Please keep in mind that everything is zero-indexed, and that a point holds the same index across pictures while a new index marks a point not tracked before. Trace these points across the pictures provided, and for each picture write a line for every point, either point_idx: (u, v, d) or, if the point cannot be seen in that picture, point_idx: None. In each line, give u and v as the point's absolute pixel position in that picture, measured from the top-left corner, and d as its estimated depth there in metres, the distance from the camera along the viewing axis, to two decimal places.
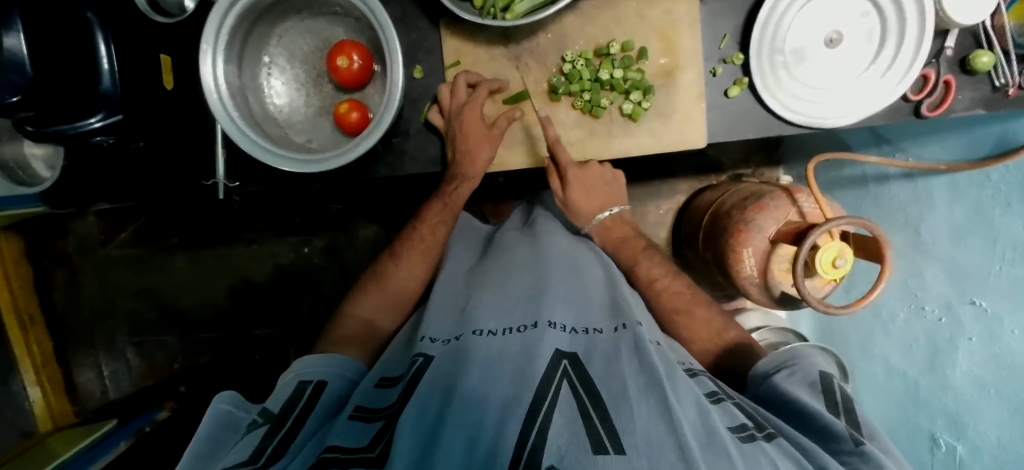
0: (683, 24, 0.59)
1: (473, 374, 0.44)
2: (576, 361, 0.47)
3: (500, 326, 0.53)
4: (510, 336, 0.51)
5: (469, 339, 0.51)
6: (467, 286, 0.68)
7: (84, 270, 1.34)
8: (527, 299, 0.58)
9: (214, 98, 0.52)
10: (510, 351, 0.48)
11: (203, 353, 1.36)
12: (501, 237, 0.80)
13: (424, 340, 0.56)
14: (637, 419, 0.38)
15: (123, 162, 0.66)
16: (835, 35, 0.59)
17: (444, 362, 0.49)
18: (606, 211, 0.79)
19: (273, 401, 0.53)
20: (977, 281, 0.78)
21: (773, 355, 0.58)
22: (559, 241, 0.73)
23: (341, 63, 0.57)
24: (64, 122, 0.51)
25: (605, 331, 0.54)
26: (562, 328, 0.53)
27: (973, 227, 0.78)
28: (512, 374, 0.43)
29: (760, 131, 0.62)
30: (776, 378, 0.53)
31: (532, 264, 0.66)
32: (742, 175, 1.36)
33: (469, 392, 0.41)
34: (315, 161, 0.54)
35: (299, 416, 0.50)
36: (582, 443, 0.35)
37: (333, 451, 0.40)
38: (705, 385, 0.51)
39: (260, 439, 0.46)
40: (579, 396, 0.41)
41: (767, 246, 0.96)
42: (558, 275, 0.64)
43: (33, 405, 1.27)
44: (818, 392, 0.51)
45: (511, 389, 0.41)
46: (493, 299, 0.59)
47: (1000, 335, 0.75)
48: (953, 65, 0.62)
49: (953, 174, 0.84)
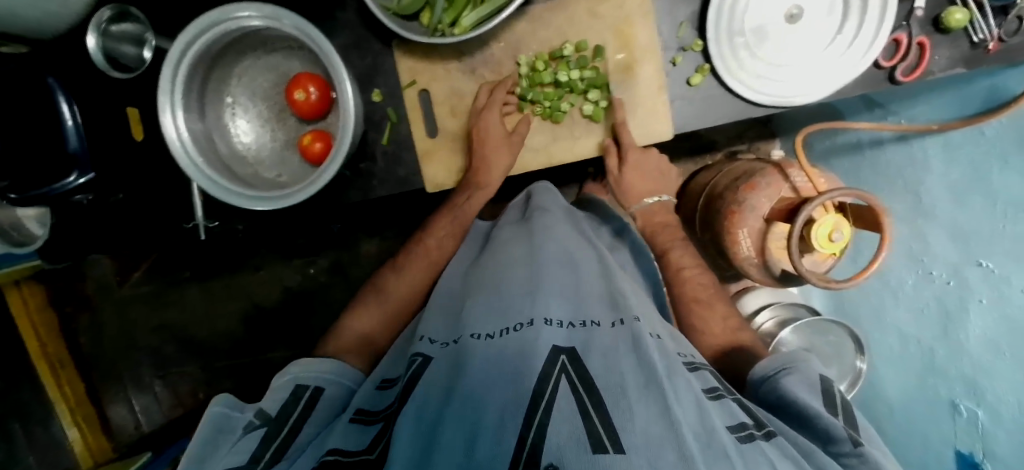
0: (636, 16, 0.58)
1: (472, 372, 0.43)
2: (575, 356, 0.44)
3: (498, 325, 0.51)
4: (507, 337, 0.48)
5: (467, 341, 0.49)
6: (464, 286, 0.65)
7: (104, 311, 1.38)
8: (521, 294, 0.55)
9: (176, 145, 0.53)
10: (509, 349, 0.46)
11: (226, 379, 1.38)
12: (498, 234, 0.76)
13: (423, 340, 0.55)
14: (635, 417, 0.36)
15: (107, 214, 0.68)
16: (795, 10, 0.57)
17: (443, 366, 0.48)
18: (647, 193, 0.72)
19: (269, 402, 0.53)
20: (983, 241, 0.74)
21: (774, 356, 0.56)
22: (554, 233, 0.70)
23: (298, 96, 0.58)
24: (42, 185, 0.52)
25: (602, 324, 0.52)
26: (560, 324, 0.50)
27: (974, 186, 0.75)
28: (510, 373, 0.42)
29: (728, 116, 0.60)
30: (778, 379, 0.51)
31: (526, 259, 0.63)
32: (737, 151, 1.33)
33: (468, 391, 0.40)
34: (280, 197, 0.55)
35: (295, 422, 0.51)
36: (581, 441, 0.33)
37: (334, 454, 0.41)
38: (705, 381, 0.49)
39: (257, 443, 0.46)
40: (577, 390, 0.39)
41: (762, 226, 0.94)
42: (553, 270, 0.61)
43: (72, 444, 1.30)
44: (817, 391, 0.50)
45: (510, 390, 0.40)
46: (489, 296, 0.57)
47: (1008, 293, 0.71)
48: (926, 26, 0.60)
49: (948, 132, 0.80)
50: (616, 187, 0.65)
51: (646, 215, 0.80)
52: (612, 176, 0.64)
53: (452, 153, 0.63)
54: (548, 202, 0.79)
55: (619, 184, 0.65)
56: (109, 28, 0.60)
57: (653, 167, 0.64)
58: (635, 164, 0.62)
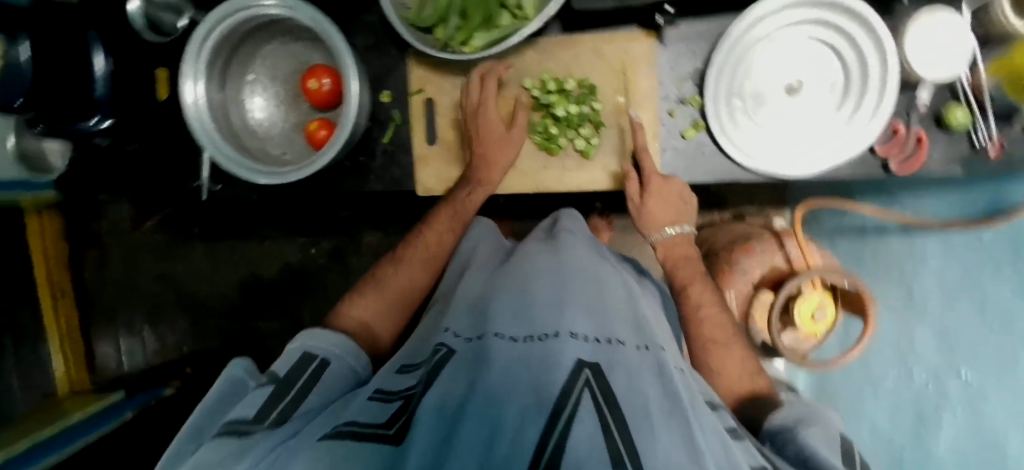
0: (640, 63, 0.60)
1: (495, 371, 0.35)
2: (600, 371, 0.36)
3: (524, 330, 0.42)
4: (531, 345, 0.39)
5: (489, 341, 0.41)
6: (489, 279, 0.56)
7: (113, 252, 1.42)
8: (547, 301, 0.46)
9: (190, 110, 0.58)
10: (533, 357, 0.37)
11: (213, 338, 1.42)
12: (523, 249, 0.62)
13: (447, 332, 0.48)
14: (657, 440, 0.31)
15: (115, 163, 0.72)
16: (794, 84, 0.59)
17: (461, 361, 0.40)
18: (674, 227, 0.62)
19: (280, 365, 0.48)
20: (968, 349, 0.72)
21: (791, 408, 0.46)
22: (582, 253, 0.60)
23: (312, 84, 0.62)
24: (66, 122, 0.59)
25: (627, 345, 0.43)
26: (586, 339, 0.40)
27: (965, 287, 0.73)
28: (529, 378, 0.34)
29: (717, 174, 0.61)
30: (798, 431, 0.41)
31: (554, 267, 0.54)
32: (746, 213, 1.22)
33: (489, 388, 0.33)
34: (276, 174, 0.58)
35: (305, 386, 0.45)
36: (600, 456, 0.27)
37: (353, 425, 0.35)
38: (723, 419, 0.42)
39: (264, 400, 0.42)
40: (601, 409, 0.32)
41: (750, 291, 0.89)
42: (582, 283, 0.52)
43: (55, 372, 1.34)
44: (839, 450, 0.39)
45: (532, 394, 0.33)
46: (517, 296, 0.48)
47: (984, 408, 0.69)
48: (926, 120, 0.60)
49: (947, 231, 0.77)
50: (638, 216, 0.62)
51: (669, 246, 0.63)
52: (633, 205, 0.62)
53: (448, 163, 0.66)
54: (575, 223, 0.70)
55: (641, 213, 0.62)
56: None
57: (680, 195, 0.60)
58: (658, 191, 0.60)
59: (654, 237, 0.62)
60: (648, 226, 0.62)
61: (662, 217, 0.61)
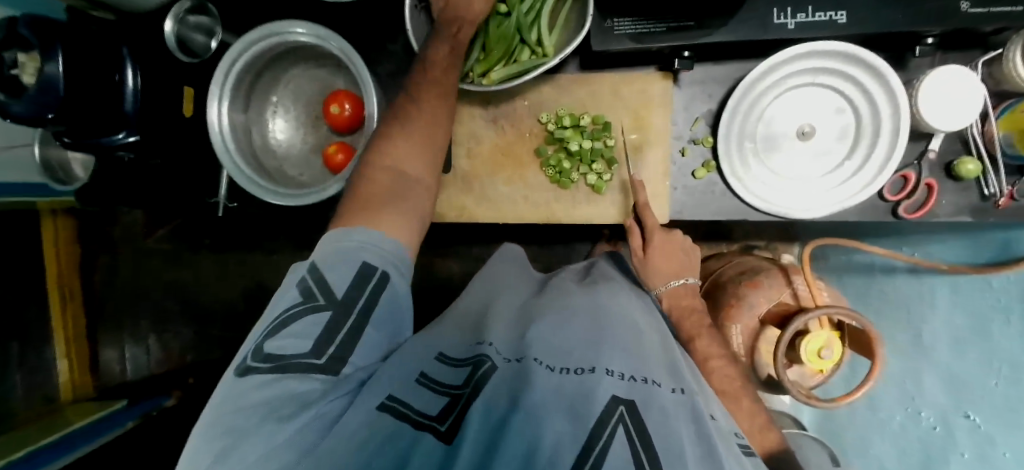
0: (655, 103, 0.61)
1: (535, 397, 0.35)
2: (636, 407, 0.35)
3: (560, 361, 0.43)
4: (566, 376, 0.40)
5: (530, 366, 0.41)
6: (523, 315, 0.56)
7: (124, 256, 1.38)
8: (585, 338, 0.46)
9: (215, 132, 0.60)
10: (568, 388, 0.37)
11: (215, 349, 1.37)
12: (556, 285, 0.66)
13: (485, 345, 0.47)
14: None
15: (139, 175, 0.75)
16: (807, 128, 0.60)
17: (502, 380, 0.39)
18: (679, 279, 0.61)
19: (332, 272, 0.41)
20: (975, 394, 0.71)
21: None
22: (624, 302, 0.58)
23: (333, 110, 0.65)
24: (94, 135, 0.59)
25: (661, 387, 0.40)
26: (623, 377, 0.40)
27: (971, 332, 0.72)
28: (566, 407, 0.34)
29: (727, 214, 0.62)
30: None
31: (589, 308, 0.54)
32: (754, 246, 1.22)
33: (529, 416, 0.33)
34: (284, 194, 0.60)
35: (361, 315, 0.40)
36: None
37: (405, 411, 0.34)
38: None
39: (320, 333, 0.38)
40: (636, 450, 0.31)
41: (756, 326, 0.89)
42: (620, 324, 0.51)
43: (60, 375, 1.35)
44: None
45: (567, 429, 0.32)
46: (554, 331, 0.48)
47: (991, 455, 0.68)
48: (936, 168, 0.61)
49: (956, 275, 0.76)
50: (641, 268, 0.62)
51: (675, 296, 0.61)
52: (636, 257, 0.62)
53: (460, 191, 0.66)
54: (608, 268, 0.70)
55: (644, 266, 0.62)
56: (187, 18, 0.69)
57: (681, 249, 0.62)
58: (661, 246, 0.61)
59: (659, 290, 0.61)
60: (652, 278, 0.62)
61: (666, 269, 0.61)
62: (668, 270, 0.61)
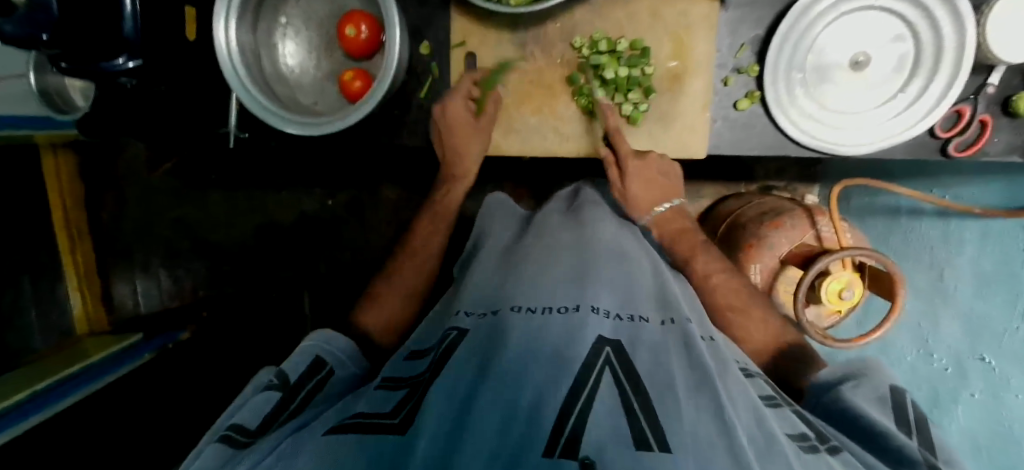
0: (697, 27, 0.57)
1: (511, 347, 0.37)
2: (621, 349, 0.38)
3: (542, 302, 0.44)
4: (551, 316, 0.42)
5: (506, 316, 0.43)
6: (506, 263, 0.57)
7: (129, 193, 1.36)
8: (568, 279, 0.48)
9: (223, 53, 0.55)
10: (552, 330, 0.40)
11: (228, 285, 1.39)
12: (542, 220, 0.67)
13: (460, 314, 0.50)
14: (685, 417, 0.31)
15: (135, 103, 0.69)
16: (861, 57, 0.55)
17: (476, 339, 0.42)
18: (664, 203, 0.62)
19: (290, 368, 0.49)
20: (988, 340, 0.74)
21: (840, 366, 0.50)
22: (607, 230, 0.60)
23: (348, 31, 0.59)
24: (93, 59, 0.53)
25: (650, 321, 0.45)
26: (606, 314, 0.43)
27: (996, 279, 0.72)
28: (550, 352, 0.36)
29: (766, 148, 0.60)
30: (842, 391, 0.45)
31: (576, 244, 0.56)
32: (773, 188, 1.18)
33: (507, 366, 0.34)
34: (301, 123, 0.57)
35: (311, 394, 0.47)
36: (621, 436, 0.29)
37: (358, 417, 0.35)
38: (760, 387, 0.43)
39: (271, 405, 0.43)
40: (623, 389, 0.33)
41: (776, 266, 0.87)
42: (605, 260, 0.53)
43: (73, 308, 1.34)
44: (886, 405, 0.43)
45: (549, 370, 0.34)
46: (536, 275, 0.50)
47: (1004, 395, 0.73)
48: (993, 103, 0.57)
49: (988, 220, 0.72)
50: (624, 199, 0.63)
51: (663, 221, 0.62)
52: (615, 187, 0.62)
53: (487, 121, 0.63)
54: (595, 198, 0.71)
55: (626, 196, 0.62)
56: None
57: (660, 171, 0.61)
58: (639, 173, 0.60)
59: (646, 219, 0.62)
60: (637, 208, 0.62)
61: (649, 194, 0.61)
62: (651, 197, 0.61)
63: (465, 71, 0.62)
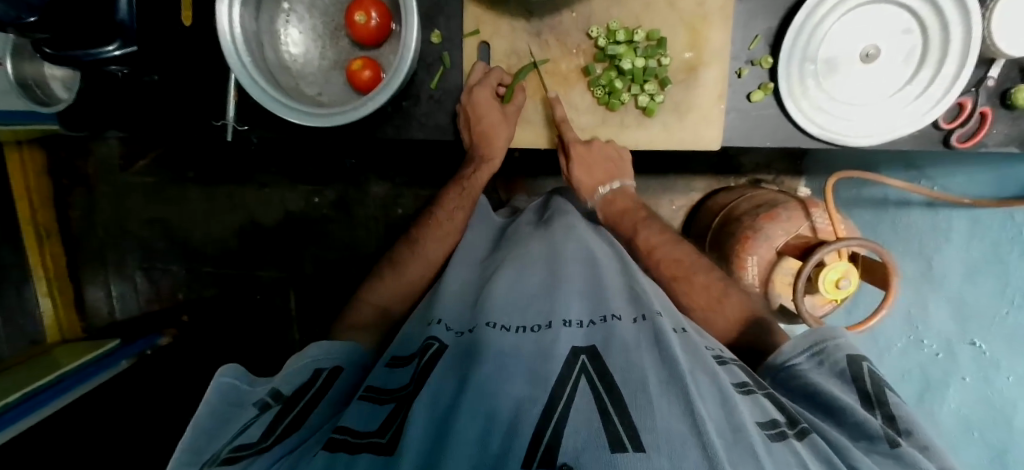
0: (714, 17, 0.58)
1: (485, 365, 0.39)
2: (596, 354, 0.41)
3: (516, 320, 0.47)
4: (524, 335, 0.45)
5: (481, 331, 0.45)
6: (484, 275, 0.60)
7: (101, 191, 1.29)
8: (539, 294, 0.51)
9: (226, 39, 0.53)
10: (524, 349, 0.42)
11: (210, 286, 1.31)
12: (514, 232, 0.68)
13: (437, 324, 0.51)
14: (658, 415, 0.33)
15: (133, 92, 0.66)
16: (872, 50, 0.56)
17: (453, 357, 0.44)
18: (608, 185, 0.66)
19: (285, 378, 0.47)
20: (980, 322, 0.74)
21: (801, 336, 0.51)
22: (580, 236, 0.63)
23: (358, 18, 0.57)
24: (79, 48, 0.50)
25: (623, 319, 0.46)
26: (579, 324, 0.46)
27: (986, 268, 0.73)
28: (526, 370, 0.39)
29: (778, 140, 0.61)
30: (801, 368, 0.47)
31: (547, 254, 0.58)
32: (762, 181, 1.19)
33: (481, 385, 0.37)
34: (309, 113, 0.54)
35: (311, 400, 0.46)
36: (597, 440, 0.31)
37: (344, 434, 0.36)
38: (733, 374, 0.44)
39: (270, 421, 0.42)
40: (597, 392, 0.36)
41: (773, 257, 0.86)
42: (574, 269, 0.55)
43: (44, 316, 1.27)
44: (846, 380, 0.44)
45: (525, 390, 0.37)
46: (508, 291, 0.52)
47: (995, 379, 0.74)
48: (993, 96, 0.59)
49: (977, 209, 0.73)
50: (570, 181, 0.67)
51: (608, 203, 0.69)
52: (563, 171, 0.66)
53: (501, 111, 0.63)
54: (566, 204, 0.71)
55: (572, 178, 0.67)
56: None
57: (603, 156, 0.63)
58: (579, 159, 0.62)
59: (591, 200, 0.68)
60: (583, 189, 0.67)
61: (592, 180, 0.65)
62: (594, 180, 0.66)
63: (478, 62, 0.62)
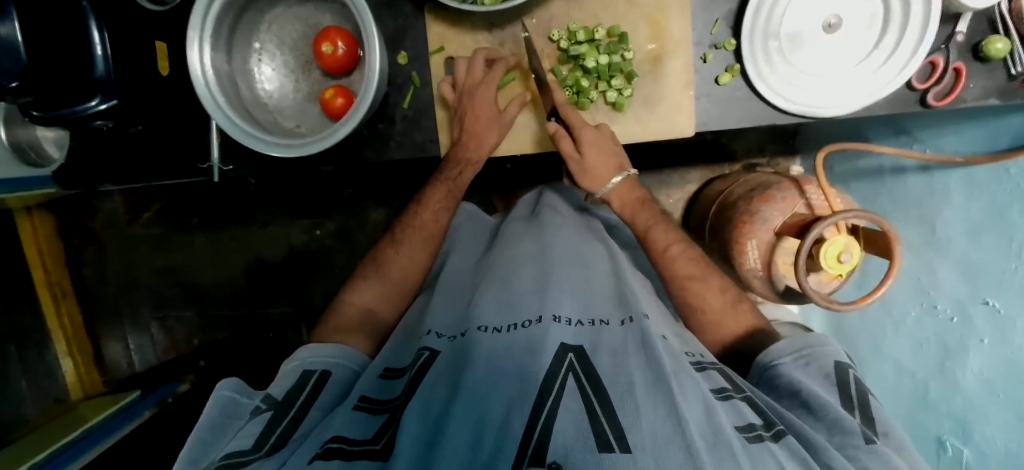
0: (671, 7, 0.58)
1: (479, 364, 0.39)
2: (583, 353, 0.40)
3: (505, 320, 0.46)
4: (515, 332, 0.44)
5: (473, 335, 0.45)
6: (474, 279, 0.60)
7: (110, 247, 1.32)
8: (530, 290, 0.50)
9: (200, 81, 0.54)
10: (516, 348, 0.42)
11: (223, 328, 1.33)
12: (505, 230, 0.69)
13: (429, 334, 0.50)
14: (643, 416, 0.33)
15: (124, 145, 0.69)
16: (833, 20, 0.57)
17: (447, 361, 0.44)
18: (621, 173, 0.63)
19: (277, 388, 0.48)
20: (993, 280, 0.68)
21: (785, 339, 0.51)
22: (565, 233, 0.63)
23: (326, 49, 0.58)
24: (65, 106, 0.51)
25: (610, 323, 0.47)
26: (569, 322, 0.45)
27: (991, 226, 0.67)
28: (514, 368, 0.39)
29: (752, 119, 0.61)
30: (786, 367, 0.47)
31: (535, 253, 0.58)
32: (756, 165, 1.18)
33: (476, 383, 0.37)
34: (281, 142, 0.55)
35: (304, 403, 0.46)
36: (585, 441, 0.31)
37: (339, 441, 0.36)
38: (712, 380, 0.43)
39: (261, 428, 0.41)
40: (585, 392, 0.36)
41: (771, 239, 0.84)
42: (565, 266, 0.55)
43: (66, 376, 1.27)
44: (832, 382, 0.45)
45: (514, 388, 0.36)
46: (499, 291, 0.51)
47: (1013, 338, 0.66)
48: (965, 51, 0.58)
49: (971, 168, 0.72)
50: (581, 171, 0.62)
51: (621, 193, 0.65)
52: (573, 162, 0.62)
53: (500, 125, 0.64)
54: (556, 201, 0.73)
55: (584, 168, 0.62)
56: None
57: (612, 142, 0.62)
58: (593, 141, 0.60)
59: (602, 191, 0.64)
60: (595, 178, 0.62)
61: (604, 167, 0.62)
62: (608, 168, 0.62)
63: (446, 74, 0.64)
